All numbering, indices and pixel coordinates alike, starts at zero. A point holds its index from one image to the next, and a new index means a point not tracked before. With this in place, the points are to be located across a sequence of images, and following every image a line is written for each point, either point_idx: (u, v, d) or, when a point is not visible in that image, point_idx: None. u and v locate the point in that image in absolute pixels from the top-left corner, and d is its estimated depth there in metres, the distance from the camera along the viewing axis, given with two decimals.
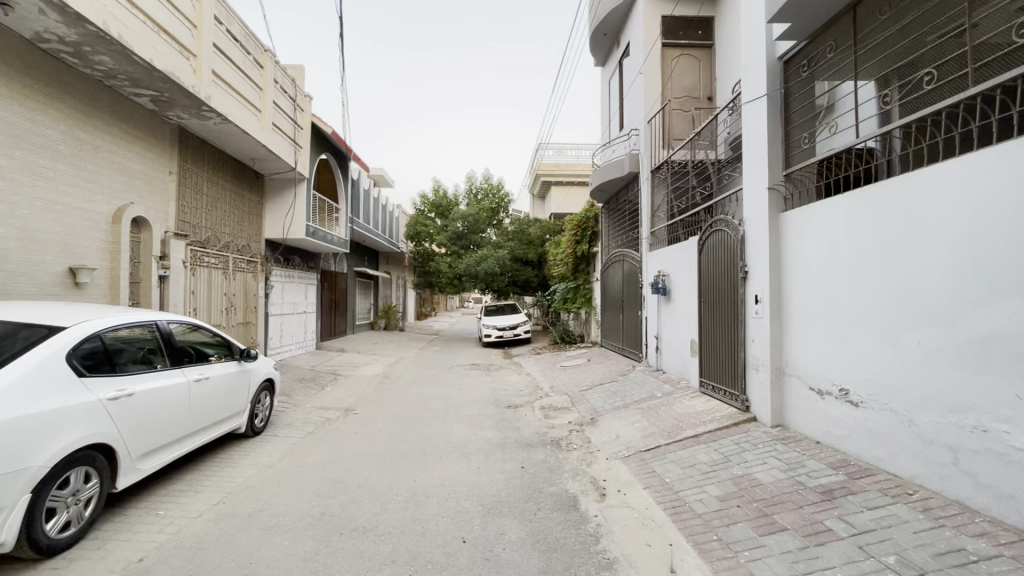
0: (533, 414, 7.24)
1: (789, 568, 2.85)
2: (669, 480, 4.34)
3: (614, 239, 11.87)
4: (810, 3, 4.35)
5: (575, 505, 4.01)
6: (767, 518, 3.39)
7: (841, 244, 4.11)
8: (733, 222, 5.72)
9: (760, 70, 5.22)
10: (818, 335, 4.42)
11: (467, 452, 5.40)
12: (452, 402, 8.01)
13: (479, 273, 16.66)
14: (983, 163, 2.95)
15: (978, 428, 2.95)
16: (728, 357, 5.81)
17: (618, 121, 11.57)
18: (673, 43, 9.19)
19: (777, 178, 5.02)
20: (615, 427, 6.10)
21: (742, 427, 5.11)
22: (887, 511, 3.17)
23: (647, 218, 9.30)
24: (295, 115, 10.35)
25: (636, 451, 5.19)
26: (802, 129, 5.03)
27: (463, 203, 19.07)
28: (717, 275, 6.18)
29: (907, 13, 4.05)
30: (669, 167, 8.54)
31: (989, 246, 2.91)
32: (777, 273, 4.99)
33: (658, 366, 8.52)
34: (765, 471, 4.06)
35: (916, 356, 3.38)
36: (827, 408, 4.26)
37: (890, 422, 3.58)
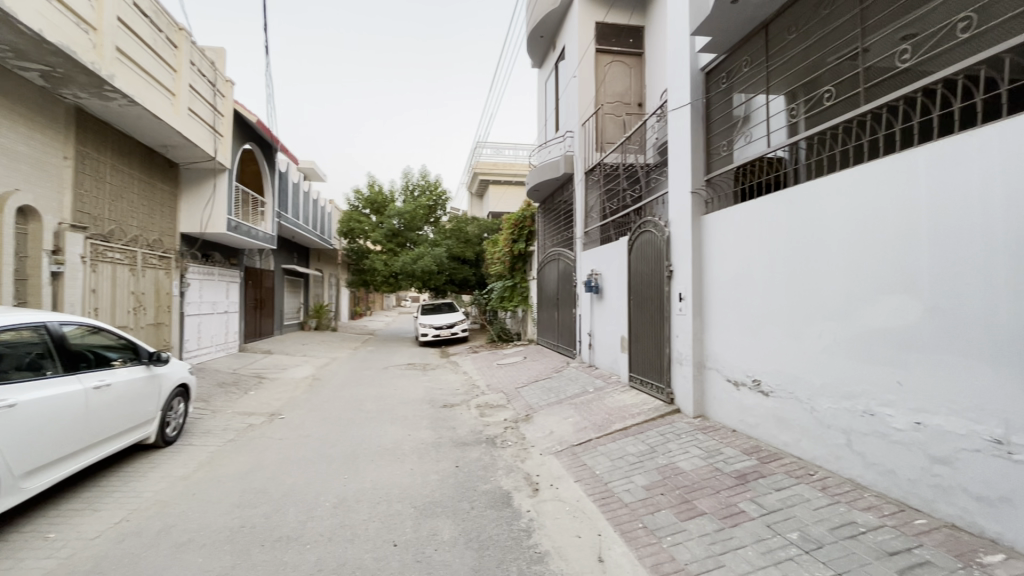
0: (468, 412, 7.23)
1: (705, 549, 3.03)
2: (599, 473, 4.48)
3: (550, 238, 12.07)
4: (728, 19, 4.64)
5: (509, 501, 4.04)
6: (688, 504, 3.59)
7: (755, 246, 4.42)
8: (660, 223, 6.00)
9: (685, 79, 5.50)
10: (734, 330, 4.73)
11: (401, 453, 5.30)
12: (386, 403, 7.81)
13: (416, 271, 16.39)
14: (872, 173, 3.28)
15: (866, 413, 3.28)
16: (655, 352, 6.10)
17: (553, 121, 11.77)
18: (605, 49, 9.46)
19: (699, 182, 5.32)
20: (549, 423, 6.21)
21: (667, 418, 5.38)
22: (792, 491, 3.45)
23: (581, 218, 9.54)
24: (215, 100, 9.65)
25: (569, 446, 5.32)
26: (721, 138, 5.37)
27: (399, 199, 18.56)
28: (645, 274, 6.46)
29: (812, 35, 4.41)
30: (602, 170, 8.81)
31: (874, 249, 3.26)
32: (698, 273, 5.29)
33: (591, 362, 8.77)
34: (687, 459, 4.30)
35: (817, 347, 3.70)
36: (742, 397, 4.57)
37: (795, 409, 3.91)
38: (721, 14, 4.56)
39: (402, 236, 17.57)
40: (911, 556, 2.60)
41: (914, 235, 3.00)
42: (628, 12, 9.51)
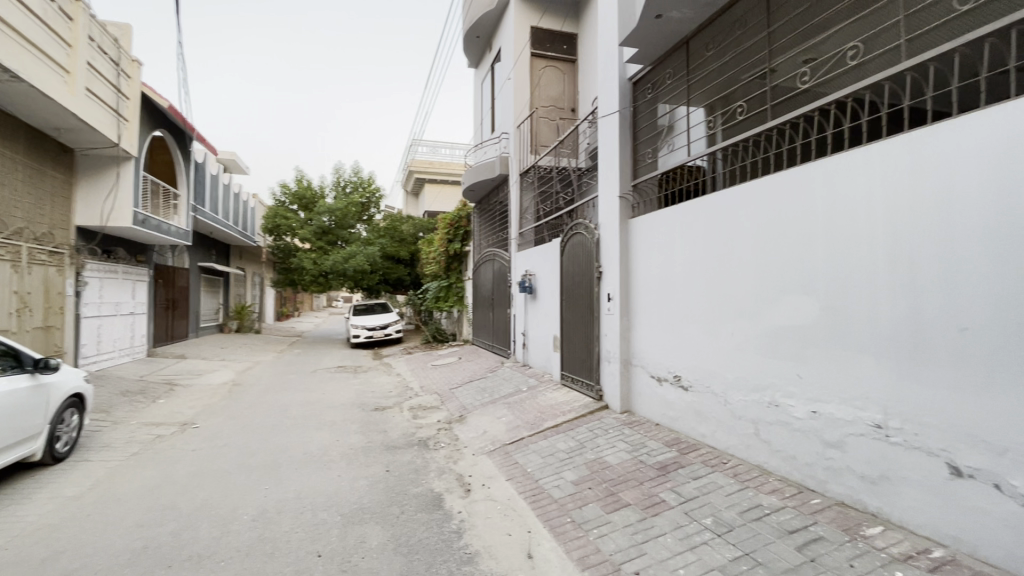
0: (401, 415, 7.08)
1: (629, 539, 3.16)
2: (531, 470, 4.54)
3: (485, 239, 12.10)
4: (653, 33, 4.87)
5: (440, 504, 4.00)
6: (614, 496, 3.73)
7: (677, 250, 4.68)
8: (590, 225, 6.18)
9: (613, 88, 5.72)
10: (658, 328, 4.97)
11: (328, 460, 5.08)
12: (313, 408, 7.48)
13: (347, 270, 15.81)
14: (778, 183, 3.56)
15: (772, 404, 3.56)
16: (585, 351, 6.28)
17: (489, 122, 11.80)
18: (540, 53, 9.62)
19: (626, 187, 5.56)
20: (483, 423, 6.23)
21: (596, 414, 5.57)
22: (708, 479, 3.68)
23: (516, 219, 9.63)
24: (118, 81, 8.78)
25: (501, 445, 5.35)
26: (647, 145, 5.62)
27: (329, 195, 17.74)
28: (576, 275, 6.63)
29: (727, 53, 4.70)
30: (536, 172, 8.94)
31: (780, 253, 3.53)
32: (625, 274, 5.52)
33: (525, 362, 8.89)
34: (614, 453, 4.46)
35: (731, 344, 3.97)
36: (665, 392, 4.81)
37: (711, 403, 4.17)
38: (646, 28, 4.79)
39: (333, 234, 16.85)
40: (807, 533, 2.86)
41: (812, 240, 3.29)
42: (561, 20, 9.75)
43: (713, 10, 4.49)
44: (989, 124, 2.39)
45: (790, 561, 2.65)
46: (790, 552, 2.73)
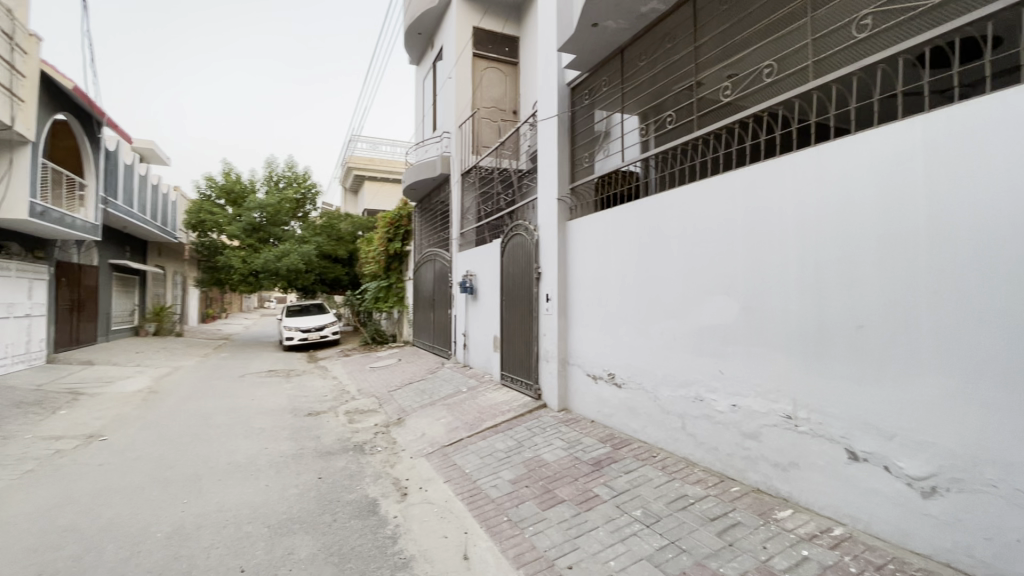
0: (336, 419, 6.84)
1: (563, 535, 3.23)
2: (469, 471, 4.53)
3: (426, 239, 11.96)
4: (590, 41, 5.01)
5: (375, 509, 3.90)
6: (550, 493, 3.79)
7: (612, 253, 4.84)
8: (530, 227, 6.26)
9: (552, 92, 5.82)
10: (593, 327, 5.12)
11: (255, 469, 4.82)
12: (240, 415, 7.06)
13: (280, 269, 15.07)
14: (703, 190, 3.76)
15: (696, 399, 3.77)
16: (524, 351, 6.36)
17: (430, 120, 11.66)
18: (482, 54, 9.62)
19: (565, 190, 5.68)
20: (421, 425, 6.14)
21: (534, 413, 5.65)
22: (639, 472, 3.83)
23: (457, 219, 9.57)
24: (11, 57, 7.87)
25: (440, 447, 5.30)
26: (584, 150, 5.77)
27: (261, 190, 16.84)
28: (516, 275, 6.70)
29: (658, 64, 4.91)
30: (477, 172, 8.94)
31: (706, 256, 3.73)
32: (563, 275, 5.64)
33: (466, 362, 8.86)
34: (550, 451, 4.54)
35: (660, 343, 4.16)
36: (600, 390, 4.95)
37: (642, 399, 4.34)
38: (583, 35, 4.91)
39: (264, 231, 15.99)
40: (727, 519, 3.04)
41: (733, 245, 3.50)
42: (503, 21, 9.79)
43: (646, 22, 4.69)
44: (882, 140, 2.64)
45: (711, 546, 2.82)
46: (711, 538, 2.89)
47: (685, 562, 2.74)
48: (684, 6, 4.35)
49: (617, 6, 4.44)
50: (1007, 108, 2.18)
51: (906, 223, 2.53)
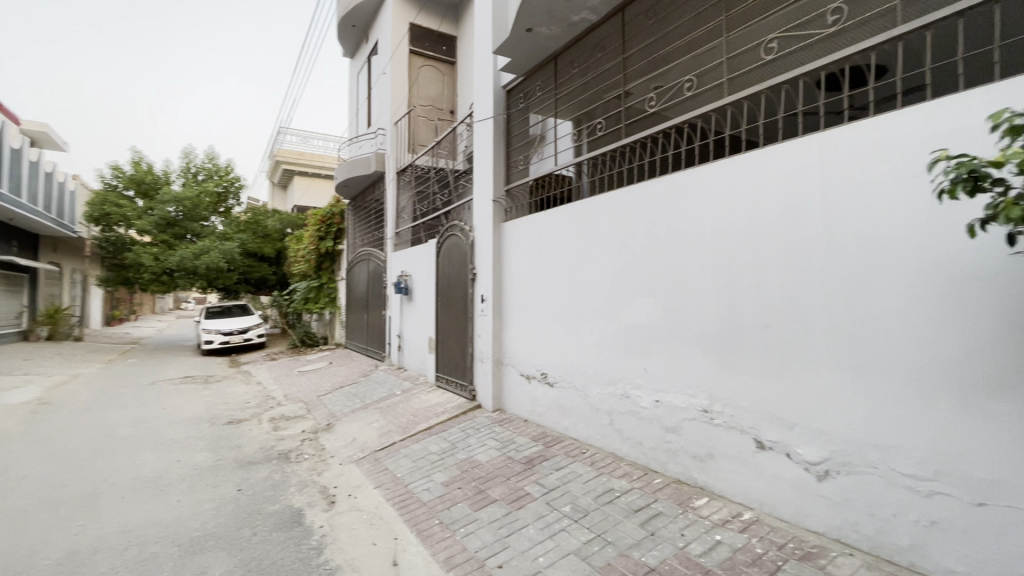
0: (259, 427, 6.47)
1: (494, 534, 3.25)
2: (401, 475, 4.44)
3: (360, 238, 11.61)
4: (525, 45, 5.07)
5: (299, 519, 3.73)
6: (482, 494, 3.80)
7: (545, 254, 4.93)
8: (465, 227, 6.24)
9: (488, 94, 5.85)
10: (527, 328, 5.19)
11: (164, 484, 4.45)
12: (149, 425, 6.49)
13: (198, 268, 14.01)
14: (630, 195, 3.93)
15: (623, 395, 3.93)
16: (459, 352, 6.34)
17: (364, 115, 11.33)
18: (418, 51, 9.48)
19: (500, 192, 5.72)
20: (352, 430, 5.95)
21: (468, 414, 5.64)
22: (569, 469, 3.93)
23: (392, 218, 9.36)
24: None
25: (371, 452, 5.15)
26: (519, 153, 5.84)
27: (176, 182, 15.57)
28: (452, 276, 6.66)
29: (588, 73, 5.06)
30: (413, 171, 8.81)
31: (632, 259, 3.89)
32: (498, 276, 5.67)
33: (400, 364, 8.68)
34: (484, 452, 4.55)
35: (590, 342, 4.29)
36: (533, 389, 5.03)
37: (573, 397, 4.46)
38: (518, 39, 4.97)
39: (180, 227, 14.77)
40: (649, 509, 3.19)
41: (656, 248, 3.69)
42: (439, 19, 9.70)
43: (578, 31, 4.83)
44: (785, 155, 2.87)
45: (634, 537, 2.94)
46: (635, 529, 3.02)
47: (610, 553, 2.84)
48: (614, 18, 4.53)
49: (550, 13, 4.52)
50: (887, 129, 2.44)
51: (806, 230, 2.76)
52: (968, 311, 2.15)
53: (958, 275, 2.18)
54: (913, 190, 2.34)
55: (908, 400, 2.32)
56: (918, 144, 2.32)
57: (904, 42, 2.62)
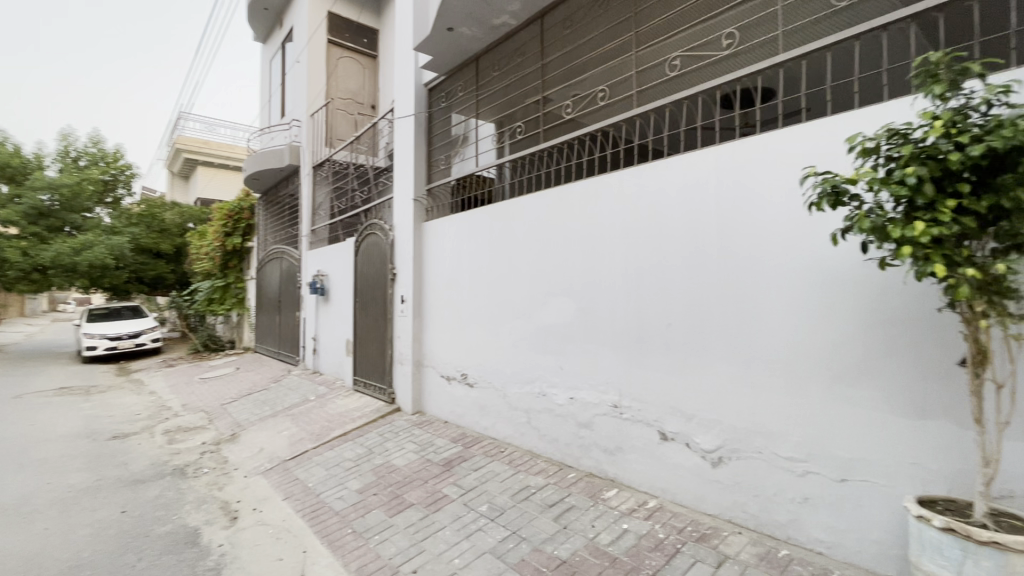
0: (150, 441, 5.86)
1: (409, 539, 3.19)
2: (312, 485, 4.22)
3: (272, 234, 10.94)
4: (447, 45, 5.05)
5: (195, 539, 3.44)
6: (398, 499, 3.72)
7: (465, 254, 4.93)
8: (385, 226, 6.07)
9: (409, 91, 5.75)
10: (447, 329, 5.15)
11: (30, 511, 3.90)
12: (12, 445, 5.66)
13: (79, 265, 12.34)
14: (548, 198, 4.03)
15: (540, 394, 4.01)
16: (378, 355, 6.18)
17: (277, 104, 10.69)
18: (336, 41, 9.12)
19: (421, 191, 5.64)
20: (259, 439, 5.58)
21: (387, 417, 5.50)
22: (487, 469, 3.95)
23: (308, 215, 8.91)
24: None
25: (280, 462, 4.86)
26: (441, 153, 5.78)
27: (50, 167, 13.65)
28: (370, 275, 6.46)
29: (509, 76, 5.13)
30: (331, 166, 8.46)
31: (550, 261, 3.99)
32: (418, 276, 5.59)
33: (315, 368, 8.29)
34: (402, 456, 4.46)
35: (508, 342, 4.35)
36: (453, 390, 5.00)
37: (492, 397, 4.49)
38: (440, 38, 4.94)
39: (56, 218, 12.92)
40: (563, 504, 3.30)
41: (571, 251, 3.81)
42: (358, 8, 9.35)
43: (499, 34, 4.89)
44: (686, 166, 3.09)
45: (548, 531, 3.02)
46: (549, 524, 3.10)
47: (524, 549, 2.89)
48: (533, 24, 4.65)
49: (471, 14, 4.53)
50: (770, 146, 2.69)
51: (702, 236, 2.98)
52: (836, 311, 2.42)
53: (828, 278, 2.44)
54: (789, 203, 2.61)
55: (786, 391, 2.58)
56: (793, 163, 2.59)
57: (784, 70, 2.92)
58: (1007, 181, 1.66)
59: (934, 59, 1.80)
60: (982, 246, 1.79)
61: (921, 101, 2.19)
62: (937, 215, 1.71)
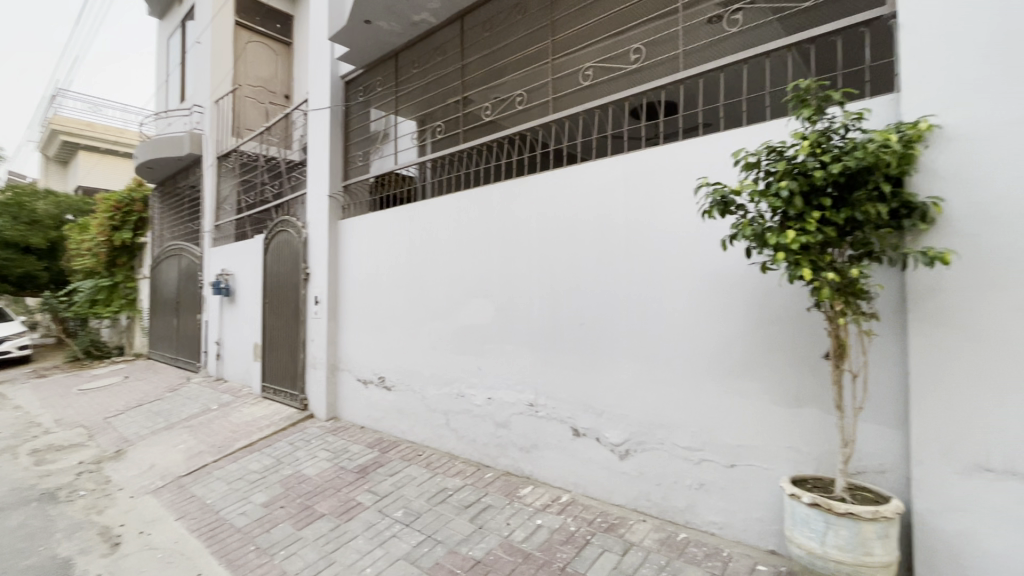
0: (12, 463, 5.11)
1: (319, 552, 3.04)
2: (211, 502, 3.90)
3: (168, 229, 10.00)
4: (364, 37, 4.89)
5: (65, 572, 3.04)
6: (307, 510, 3.53)
7: (383, 254, 4.80)
8: (297, 224, 5.77)
9: (325, 83, 5.50)
10: (364, 331, 4.98)
11: None
12: None
13: None
14: (467, 199, 4.02)
15: (459, 395, 4.00)
16: (289, 359, 5.85)
17: (176, 87, 9.78)
18: (244, 25, 8.55)
19: (337, 188, 5.41)
20: (150, 455, 5.06)
21: (298, 425, 5.21)
22: (404, 473, 3.87)
23: (211, 209, 8.24)
24: None
25: (174, 479, 4.44)
26: (358, 148, 5.58)
27: None
28: (281, 275, 6.10)
29: (429, 74, 5.07)
30: (238, 157, 7.88)
31: (469, 262, 3.99)
32: (333, 276, 5.35)
33: (218, 375, 7.67)
34: (313, 464, 4.25)
35: (427, 342, 4.29)
36: (370, 394, 4.85)
37: (410, 399, 4.41)
38: (357, 30, 4.76)
39: None
40: (479, 504, 3.31)
41: (490, 252, 3.84)
42: None
43: (418, 31, 4.81)
44: (596, 173, 3.22)
45: (463, 532, 3.01)
46: (465, 525, 3.09)
47: (439, 553, 2.86)
48: (453, 24, 4.63)
49: (389, 8, 4.42)
50: (671, 156, 2.86)
51: (612, 239, 3.12)
52: (727, 309, 2.64)
53: (721, 279, 2.66)
54: (686, 211, 2.80)
55: (685, 385, 2.77)
56: (691, 174, 2.79)
57: (684, 86, 3.13)
58: (860, 197, 1.90)
59: (804, 86, 2.02)
60: (842, 254, 2.03)
61: (795, 123, 2.44)
62: (805, 225, 1.92)
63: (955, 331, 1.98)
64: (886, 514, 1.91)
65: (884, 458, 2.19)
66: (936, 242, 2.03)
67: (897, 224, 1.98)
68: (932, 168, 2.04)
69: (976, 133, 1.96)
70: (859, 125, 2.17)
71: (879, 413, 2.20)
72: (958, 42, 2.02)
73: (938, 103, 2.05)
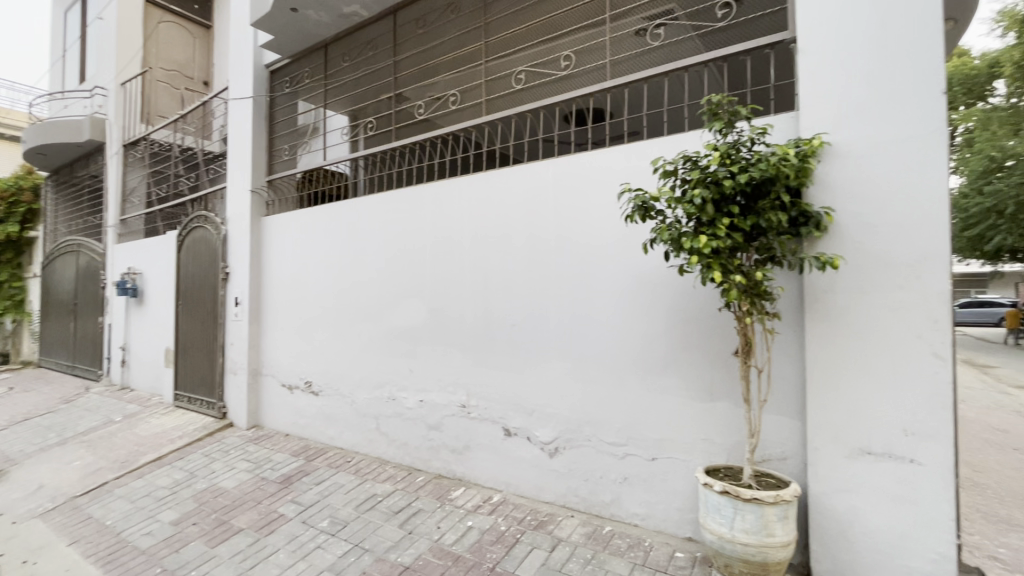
0: None
1: (235, 569, 2.85)
2: (110, 523, 3.55)
3: (64, 222, 9.01)
4: (291, 26, 4.65)
5: None
6: (223, 526, 3.31)
7: (310, 253, 4.59)
8: (216, 220, 5.39)
9: (247, 71, 5.19)
10: (289, 333, 4.75)
11: None
12: None
13: None
14: (399, 198, 3.94)
15: (390, 398, 3.90)
16: (206, 364, 5.46)
17: (74, 66, 8.84)
18: (156, 3, 7.88)
19: (260, 182, 5.11)
20: (38, 474, 4.53)
21: (216, 435, 4.88)
22: (330, 481, 3.72)
23: (115, 202, 7.51)
24: None
25: (67, 500, 4.00)
26: (284, 142, 5.30)
27: None
28: (196, 275, 5.68)
29: (361, 69, 4.92)
30: (147, 146, 7.24)
31: (400, 262, 3.91)
32: (256, 276, 5.06)
33: (124, 383, 7.01)
34: (231, 476, 3.99)
35: (357, 344, 4.16)
36: (295, 400, 4.63)
37: (339, 404, 4.25)
38: (282, 18, 4.52)
39: None
40: (410, 508, 3.25)
41: (422, 252, 3.79)
42: None
43: (349, 23, 4.66)
44: (528, 175, 3.26)
45: (392, 539, 2.94)
46: (395, 531, 3.02)
47: (366, 561, 2.78)
48: (384, 19, 4.52)
49: None
50: (600, 162, 2.95)
51: (542, 240, 3.17)
52: (649, 309, 2.76)
53: (643, 281, 2.78)
54: (612, 217, 2.90)
55: (611, 383, 2.88)
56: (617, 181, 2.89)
57: (612, 95, 3.24)
58: (764, 206, 2.07)
59: (716, 100, 2.17)
60: (749, 258, 2.19)
61: (709, 134, 2.60)
62: (716, 230, 2.04)
63: (844, 329, 2.19)
64: (786, 497, 2.08)
65: (785, 446, 2.37)
66: (829, 248, 2.24)
67: (796, 231, 2.16)
68: (825, 181, 2.25)
69: (861, 151, 2.18)
70: (764, 140, 2.35)
71: (781, 404, 2.39)
72: (848, 69, 2.24)
73: (831, 123, 2.25)
